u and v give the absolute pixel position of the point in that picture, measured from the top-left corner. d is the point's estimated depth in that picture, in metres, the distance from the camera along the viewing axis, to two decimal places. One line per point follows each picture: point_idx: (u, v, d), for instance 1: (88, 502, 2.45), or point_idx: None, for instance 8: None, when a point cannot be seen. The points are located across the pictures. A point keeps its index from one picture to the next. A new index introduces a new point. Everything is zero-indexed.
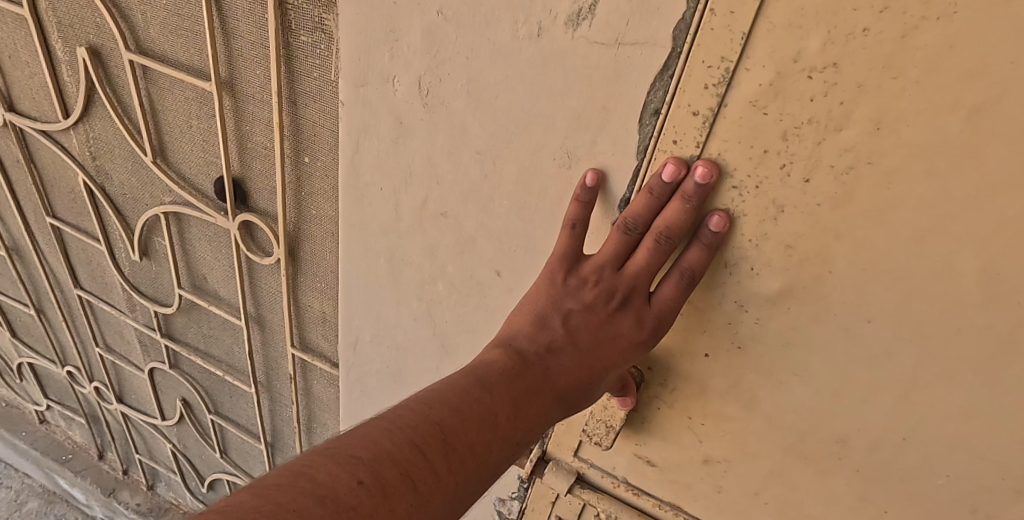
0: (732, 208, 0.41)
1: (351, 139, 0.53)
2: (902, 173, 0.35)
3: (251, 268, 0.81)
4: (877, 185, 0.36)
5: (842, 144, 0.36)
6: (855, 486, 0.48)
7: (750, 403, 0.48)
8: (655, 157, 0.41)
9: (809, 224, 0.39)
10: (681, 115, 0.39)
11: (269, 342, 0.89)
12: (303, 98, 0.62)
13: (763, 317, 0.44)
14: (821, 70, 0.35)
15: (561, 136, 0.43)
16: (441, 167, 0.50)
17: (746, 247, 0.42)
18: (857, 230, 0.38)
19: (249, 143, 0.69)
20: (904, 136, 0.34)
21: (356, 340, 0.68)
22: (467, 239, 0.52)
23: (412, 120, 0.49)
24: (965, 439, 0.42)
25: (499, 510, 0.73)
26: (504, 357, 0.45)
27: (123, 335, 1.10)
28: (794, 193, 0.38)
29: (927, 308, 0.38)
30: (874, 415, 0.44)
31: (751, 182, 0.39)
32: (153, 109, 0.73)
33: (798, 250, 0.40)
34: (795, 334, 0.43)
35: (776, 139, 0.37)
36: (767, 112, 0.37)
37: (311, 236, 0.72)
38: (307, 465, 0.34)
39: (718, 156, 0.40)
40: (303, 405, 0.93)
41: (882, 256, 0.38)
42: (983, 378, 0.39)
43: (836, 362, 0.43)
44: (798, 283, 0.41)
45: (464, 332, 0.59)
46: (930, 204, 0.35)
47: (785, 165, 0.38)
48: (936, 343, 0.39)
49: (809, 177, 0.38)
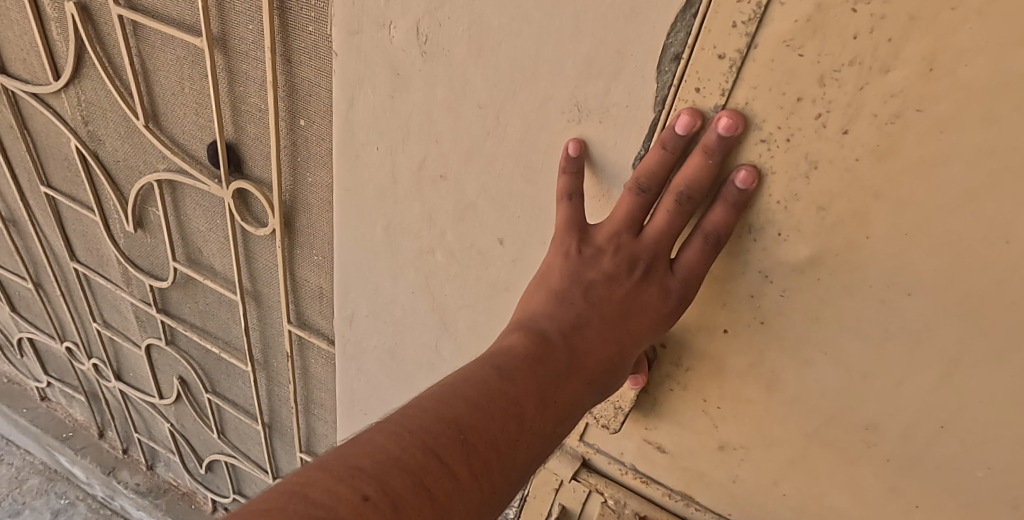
0: (760, 164, 0.37)
1: (346, 94, 0.49)
2: (956, 121, 0.31)
3: (246, 240, 0.78)
4: (926, 135, 0.32)
5: (887, 88, 0.32)
6: (885, 476, 0.44)
7: (772, 384, 0.45)
8: (674, 108, 0.37)
9: (847, 183, 0.35)
10: (705, 59, 0.35)
11: (266, 318, 0.86)
12: (297, 54, 0.58)
13: (790, 288, 0.40)
14: (867, 2, 0.30)
15: (571, 86, 0.40)
16: (441, 124, 0.46)
17: (773, 209, 0.38)
18: (900, 189, 0.34)
19: (243, 105, 0.65)
20: (962, 77, 0.30)
21: (353, 316, 0.64)
22: (468, 204, 0.49)
23: (409, 71, 0.45)
24: (1011, 426, 0.38)
25: None
26: (525, 341, 0.39)
27: (120, 311, 1.07)
28: (830, 146, 0.34)
29: (977, 278, 0.34)
30: (910, 399, 0.40)
31: (781, 134, 0.35)
32: (145, 70, 0.69)
33: (832, 213, 0.36)
34: (824, 308, 0.39)
35: (812, 84, 0.33)
36: (803, 53, 0.33)
37: (307, 206, 0.69)
38: (302, 482, 0.28)
39: (744, 106, 0.36)
40: (300, 385, 0.90)
41: (928, 218, 0.34)
42: None
43: (869, 339, 0.39)
44: (831, 249, 0.37)
45: (464, 306, 0.55)
46: (987, 158, 0.31)
47: (821, 114, 0.34)
48: (984, 318, 0.35)
49: (849, 128, 0.33)
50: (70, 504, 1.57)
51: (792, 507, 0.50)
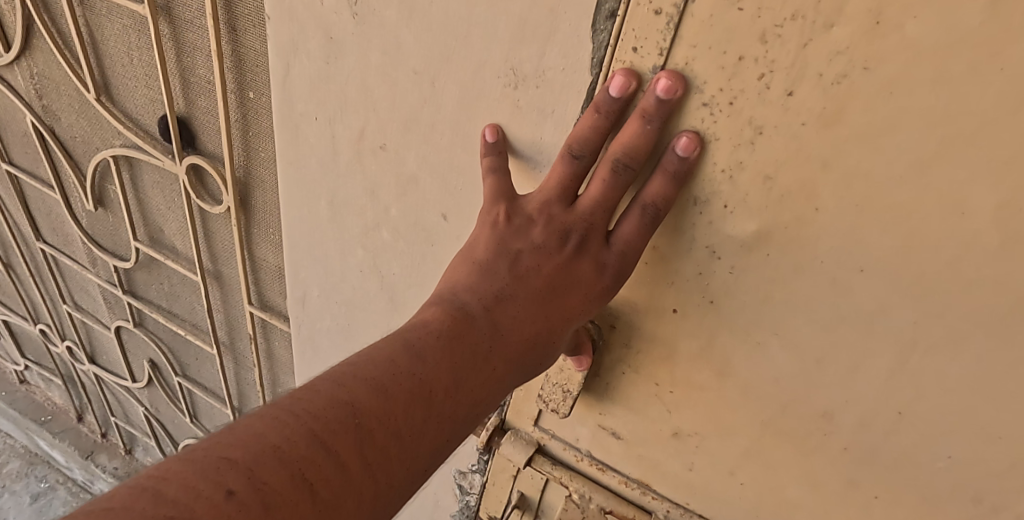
0: (702, 130, 0.34)
1: (281, 61, 0.46)
2: (906, 81, 0.28)
3: (204, 219, 0.75)
4: (874, 98, 0.29)
5: (832, 45, 0.29)
6: (841, 467, 0.42)
7: (723, 369, 0.42)
8: (611, 69, 0.35)
9: (792, 150, 0.32)
10: (642, 15, 0.33)
11: (228, 300, 0.83)
12: (242, 22, 0.56)
13: (738, 266, 0.37)
14: None
15: (505, 47, 0.37)
16: (378, 91, 0.43)
17: (718, 180, 0.35)
18: (848, 157, 0.31)
19: (191, 76, 0.63)
20: (910, 32, 0.28)
21: (305, 296, 0.62)
22: (409, 177, 0.46)
23: (343, 34, 0.42)
24: (969, 415, 0.36)
25: (459, 484, 0.67)
26: (442, 316, 0.38)
27: (89, 292, 1.05)
28: (774, 111, 0.32)
29: (932, 254, 0.32)
30: (865, 385, 0.38)
31: (723, 97, 0.33)
32: (93, 40, 0.67)
33: (779, 184, 0.34)
34: (774, 287, 0.37)
35: (753, 43, 0.31)
36: (742, 7, 0.30)
37: (261, 182, 0.66)
38: (160, 476, 0.28)
39: (684, 67, 0.33)
40: (266, 368, 0.88)
41: (878, 190, 0.31)
42: (995, 341, 0.33)
43: (821, 321, 0.37)
44: (778, 224, 0.35)
45: (412, 286, 0.53)
46: (939, 123, 0.29)
47: (764, 75, 0.31)
48: (939, 299, 0.33)
49: (793, 90, 0.31)
50: (50, 488, 1.56)
51: (749, 498, 0.48)
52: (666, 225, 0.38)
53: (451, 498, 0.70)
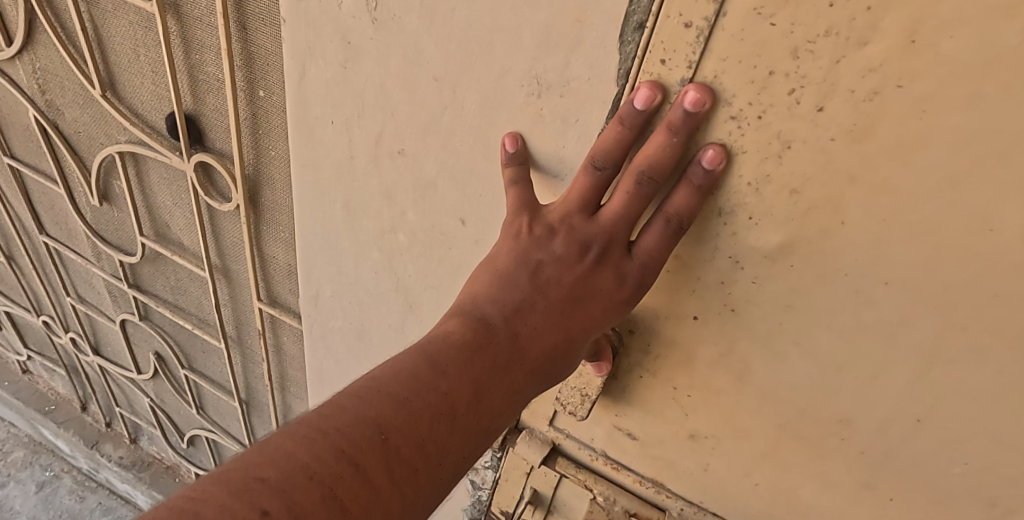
0: (730, 142, 0.34)
1: (296, 64, 0.46)
2: (939, 100, 0.28)
3: (212, 215, 0.75)
4: (905, 114, 0.29)
5: (865, 62, 0.29)
6: (856, 470, 0.42)
7: (743, 374, 0.42)
8: (637, 81, 0.35)
9: (820, 165, 0.32)
10: (671, 27, 0.32)
11: (236, 295, 0.83)
12: (252, 20, 0.55)
13: (761, 276, 0.37)
14: None
15: (529, 57, 0.37)
16: (397, 97, 0.43)
17: (744, 192, 0.35)
18: (876, 172, 0.31)
19: (200, 74, 0.62)
20: (944, 51, 0.27)
21: (318, 295, 0.62)
22: (427, 182, 0.46)
23: (360, 39, 0.42)
24: (988, 423, 0.36)
25: (472, 480, 0.68)
26: (464, 328, 0.38)
27: (93, 285, 1.05)
28: (803, 125, 0.32)
29: (957, 268, 0.32)
30: (884, 393, 0.38)
31: (752, 111, 0.33)
32: (98, 35, 0.66)
33: (805, 197, 0.34)
34: (796, 297, 0.37)
35: (784, 57, 0.31)
36: (775, 22, 0.30)
37: (271, 181, 0.66)
38: (196, 498, 0.28)
39: (712, 80, 0.33)
40: (274, 362, 0.88)
41: (906, 205, 0.31)
42: (1016, 354, 0.33)
43: (842, 330, 0.37)
44: (803, 236, 0.35)
45: (428, 288, 0.53)
46: (970, 140, 0.29)
47: (794, 90, 0.31)
48: (962, 311, 0.33)
49: (823, 105, 0.31)
50: (55, 476, 1.57)
51: (764, 499, 0.48)
52: (689, 235, 0.38)
53: (464, 493, 0.70)
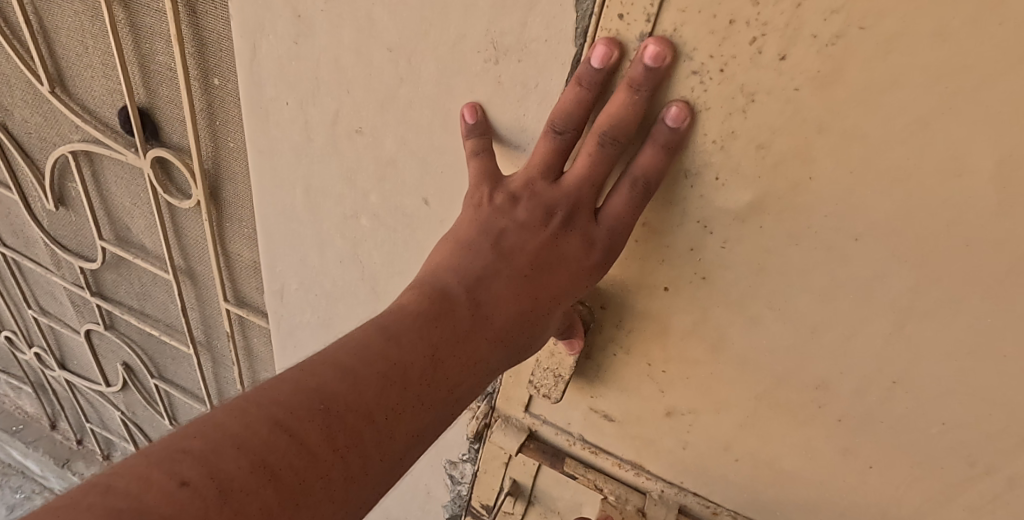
0: (693, 98, 0.33)
1: (247, 43, 0.44)
2: (903, 40, 0.28)
3: (173, 214, 0.72)
4: (869, 57, 0.28)
5: (826, 5, 0.28)
6: (837, 438, 0.42)
7: (718, 344, 0.41)
8: (597, 38, 0.33)
9: (786, 117, 0.31)
10: None
11: (203, 297, 0.81)
12: (202, 4, 0.53)
13: (732, 239, 0.36)
14: None
15: (484, 20, 0.35)
16: (351, 71, 0.42)
17: (710, 151, 0.34)
18: (843, 121, 0.30)
19: (151, 64, 0.60)
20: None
21: (283, 288, 0.60)
22: (388, 161, 0.45)
23: (311, 12, 0.40)
24: (966, 378, 0.35)
25: (450, 474, 0.66)
26: (420, 299, 0.37)
27: (55, 296, 1.01)
28: (767, 76, 0.31)
29: (929, 218, 0.31)
30: (860, 354, 0.37)
31: (714, 64, 0.31)
32: (44, 28, 0.63)
33: (772, 152, 0.33)
34: (768, 259, 0.36)
35: (743, 5, 0.29)
36: None
37: (232, 174, 0.64)
38: (114, 471, 0.26)
39: (673, 33, 0.32)
40: (246, 366, 0.86)
41: (874, 154, 0.30)
42: (991, 305, 0.32)
43: (815, 291, 0.36)
44: (772, 194, 0.34)
45: (395, 274, 0.51)
46: (936, 81, 0.28)
47: (756, 39, 0.30)
48: (935, 263, 0.32)
49: (787, 53, 0.30)
50: (26, 498, 1.52)
51: (745, 475, 0.47)
52: (657, 201, 0.37)
53: (443, 490, 0.69)
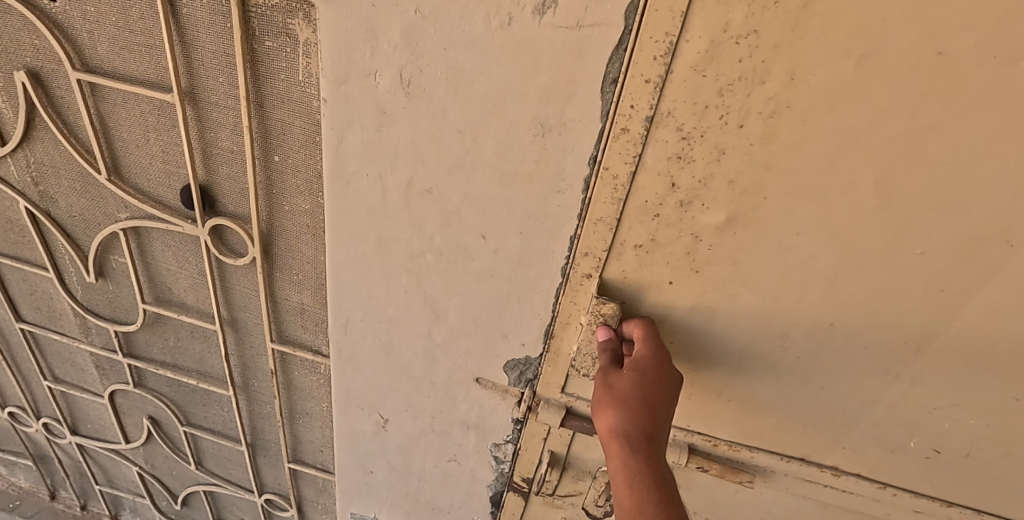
0: (684, 154, 0.50)
1: (335, 133, 0.57)
2: (814, 110, 0.46)
3: (222, 271, 0.83)
4: (795, 121, 0.46)
5: (766, 93, 0.46)
6: (798, 369, 0.59)
7: (711, 319, 0.58)
8: (616, 121, 0.50)
9: (747, 160, 0.49)
10: (637, 83, 0.48)
11: (244, 342, 0.91)
12: (270, 100, 0.65)
13: (716, 238, 0.53)
14: (745, 37, 0.44)
15: (534, 109, 0.51)
16: (425, 148, 0.56)
17: (698, 187, 0.51)
18: (783, 160, 0.48)
19: (214, 149, 0.71)
20: (812, 83, 0.45)
21: (348, 321, 0.72)
22: (452, 210, 0.59)
23: (394, 108, 0.54)
24: (874, 313, 0.54)
25: (494, 456, 0.80)
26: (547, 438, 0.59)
27: (76, 364, 1.08)
28: (732, 136, 0.48)
29: (842, 212, 0.49)
30: (807, 309, 0.55)
31: (697, 132, 0.49)
32: (105, 126, 0.73)
33: (739, 184, 0.50)
34: (741, 254, 0.53)
35: (714, 96, 0.47)
36: (706, 74, 0.46)
37: (285, 231, 0.75)
38: None
39: (669, 114, 0.48)
40: (285, 398, 0.96)
41: (803, 178, 0.48)
42: (885, 264, 0.51)
43: (774, 271, 0.54)
44: (740, 212, 0.51)
45: (454, 295, 0.66)
46: (834, 133, 0.46)
47: (723, 115, 0.47)
48: (847, 242, 0.51)
49: (743, 122, 0.47)
50: None
51: (736, 409, 0.64)
52: (662, 224, 0.54)
53: (488, 470, 0.82)
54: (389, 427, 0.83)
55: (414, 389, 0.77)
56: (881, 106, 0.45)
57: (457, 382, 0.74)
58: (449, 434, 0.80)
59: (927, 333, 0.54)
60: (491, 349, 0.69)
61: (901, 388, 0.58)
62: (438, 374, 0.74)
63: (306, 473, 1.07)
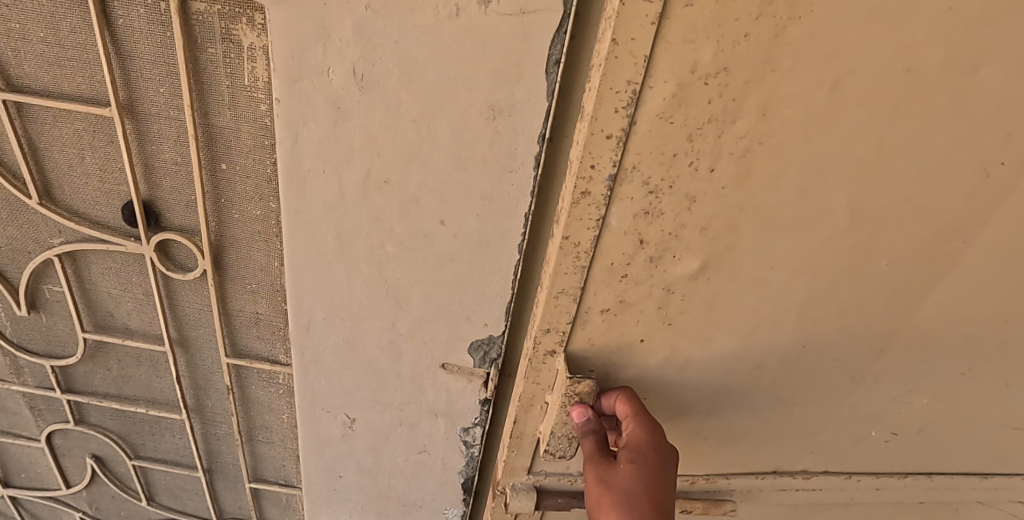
0: (656, 204, 0.56)
1: (290, 132, 0.59)
2: (771, 135, 0.52)
3: (169, 289, 0.81)
4: (762, 159, 0.54)
5: (737, 133, 0.52)
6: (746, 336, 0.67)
7: (692, 330, 0.66)
8: (583, 180, 0.54)
9: (719, 198, 0.56)
10: (600, 139, 0.52)
11: (196, 361, 0.89)
12: (215, 108, 0.65)
13: (691, 270, 0.61)
14: (714, 76, 0.49)
15: (485, 94, 0.55)
16: (381, 140, 0.58)
17: (672, 234, 0.58)
18: (749, 197, 0.56)
19: (156, 162, 0.70)
20: (783, 115, 0.51)
21: (309, 323, 0.73)
22: (411, 199, 0.62)
23: (349, 103, 0.57)
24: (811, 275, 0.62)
25: (465, 441, 0.84)
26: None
27: (7, 408, 1.02)
28: (701, 180, 0.55)
29: (810, 234, 0.59)
30: (754, 280, 0.62)
31: (666, 182, 0.55)
32: (34, 148, 0.71)
33: (710, 228, 0.58)
34: (711, 272, 0.61)
35: (683, 142, 0.52)
36: (673, 121, 0.51)
37: (236, 241, 0.75)
38: None
39: (636, 165, 0.54)
40: (242, 415, 0.95)
41: (762, 195, 0.56)
42: (821, 238, 0.59)
43: (737, 278, 0.62)
44: (712, 253, 0.60)
45: (417, 283, 0.68)
46: (786, 151, 0.53)
47: (693, 163, 0.54)
48: (795, 236, 0.59)
49: (714, 166, 0.54)
50: None
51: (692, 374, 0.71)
52: (639, 265, 0.61)
53: (458, 456, 0.86)
54: (357, 427, 0.84)
55: (380, 383, 0.78)
56: (818, 111, 0.51)
57: (424, 370, 0.76)
58: (418, 425, 0.82)
59: (844, 273, 0.61)
60: (455, 333, 0.72)
61: (850, 397, 0.76)
62: (404, 365, 0.76)
63: (268, 491, 1.05)
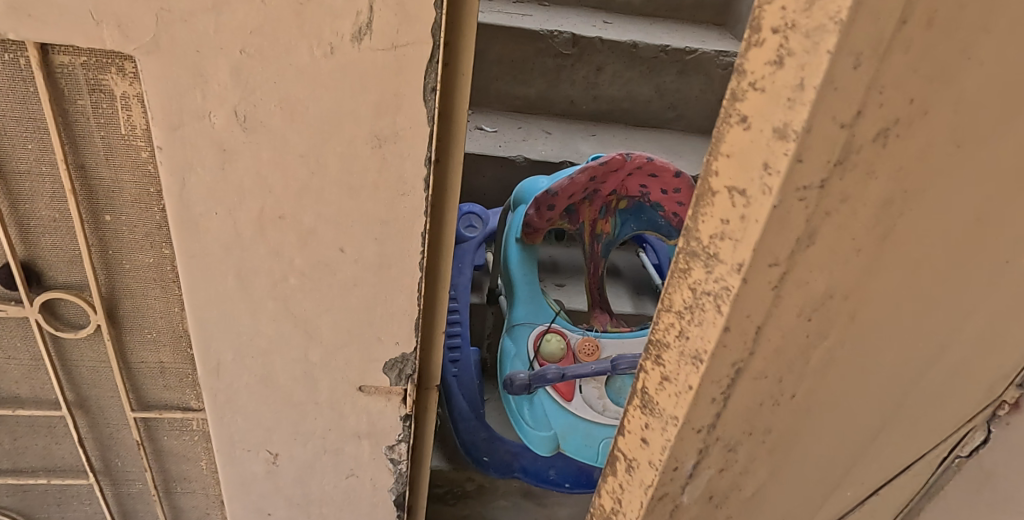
0: (734, 463, 0.46)
1: (175, 178, 0.59)
2: (846, 359, 0.45)
3: (61, 349, 0.78)
4: (834, 392, 0.47)
5: (813, 383, 0.45)
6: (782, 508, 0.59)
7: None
8: (657, 466, 0.42)
9: (786, 438, 0.49)
10: (687, 432, 0.40)
11: (99, 421, 0.85)
12: (92, 160, 0.64)
13: (754, 502, 0.54)
14: (813, 329, 0.40)
15: (369, 124, 0.57)
16: (271, 177, 0.60)
17: (743, 480, 0.49)
18: (817, 427, 0.50)
19: (31, 221, 0.68)
20: (872, 327, 0.43)
21: (218, 364, 0.73)
22: (308, 230, 0.63)
23: (234, 145, 0.58)
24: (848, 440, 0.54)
25: (391, 458, 0.85)
26: None
27: None
28: (780, 428, 0.47)
29: (868, 414, 0.53)
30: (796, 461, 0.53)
31: (749, 445, 0.46)
32: None
33: (774, 466, 0.51)
34: (769, 487, 0.54)
35: (765, 407, 0.44)
36: (777, 380, 0.41)
37: (130, 292, 0.73)
38: None
39: (709, 452, 0.43)
40: (157, 469, 0.91)
41: (831, 406, 0.48)
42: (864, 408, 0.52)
43: (796, 476, 0.55)
44: (775, 478, 0.53)
45: (323, 312, 0.69)
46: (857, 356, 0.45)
47: (766, 428, 0.46)
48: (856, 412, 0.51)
49: (779, 424, 0.47)
50: None
51: None
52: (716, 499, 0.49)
53: (386, 474, 0.87)
54: (280, 461, 0.83)
55: (299, 414, 0.79)
56: (890, 289, 0.41)
57: (342, 395, 0.77)
58: (343, 449, 0.83)
59: None
60: (368, 355, 0.74)
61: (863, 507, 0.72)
62: (321, 393, 0.77)
63: None
